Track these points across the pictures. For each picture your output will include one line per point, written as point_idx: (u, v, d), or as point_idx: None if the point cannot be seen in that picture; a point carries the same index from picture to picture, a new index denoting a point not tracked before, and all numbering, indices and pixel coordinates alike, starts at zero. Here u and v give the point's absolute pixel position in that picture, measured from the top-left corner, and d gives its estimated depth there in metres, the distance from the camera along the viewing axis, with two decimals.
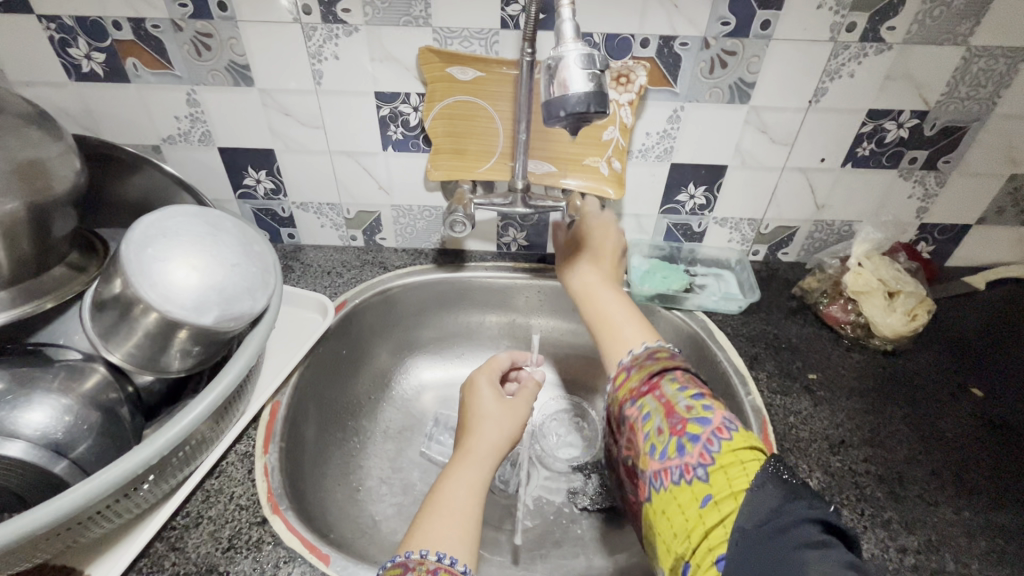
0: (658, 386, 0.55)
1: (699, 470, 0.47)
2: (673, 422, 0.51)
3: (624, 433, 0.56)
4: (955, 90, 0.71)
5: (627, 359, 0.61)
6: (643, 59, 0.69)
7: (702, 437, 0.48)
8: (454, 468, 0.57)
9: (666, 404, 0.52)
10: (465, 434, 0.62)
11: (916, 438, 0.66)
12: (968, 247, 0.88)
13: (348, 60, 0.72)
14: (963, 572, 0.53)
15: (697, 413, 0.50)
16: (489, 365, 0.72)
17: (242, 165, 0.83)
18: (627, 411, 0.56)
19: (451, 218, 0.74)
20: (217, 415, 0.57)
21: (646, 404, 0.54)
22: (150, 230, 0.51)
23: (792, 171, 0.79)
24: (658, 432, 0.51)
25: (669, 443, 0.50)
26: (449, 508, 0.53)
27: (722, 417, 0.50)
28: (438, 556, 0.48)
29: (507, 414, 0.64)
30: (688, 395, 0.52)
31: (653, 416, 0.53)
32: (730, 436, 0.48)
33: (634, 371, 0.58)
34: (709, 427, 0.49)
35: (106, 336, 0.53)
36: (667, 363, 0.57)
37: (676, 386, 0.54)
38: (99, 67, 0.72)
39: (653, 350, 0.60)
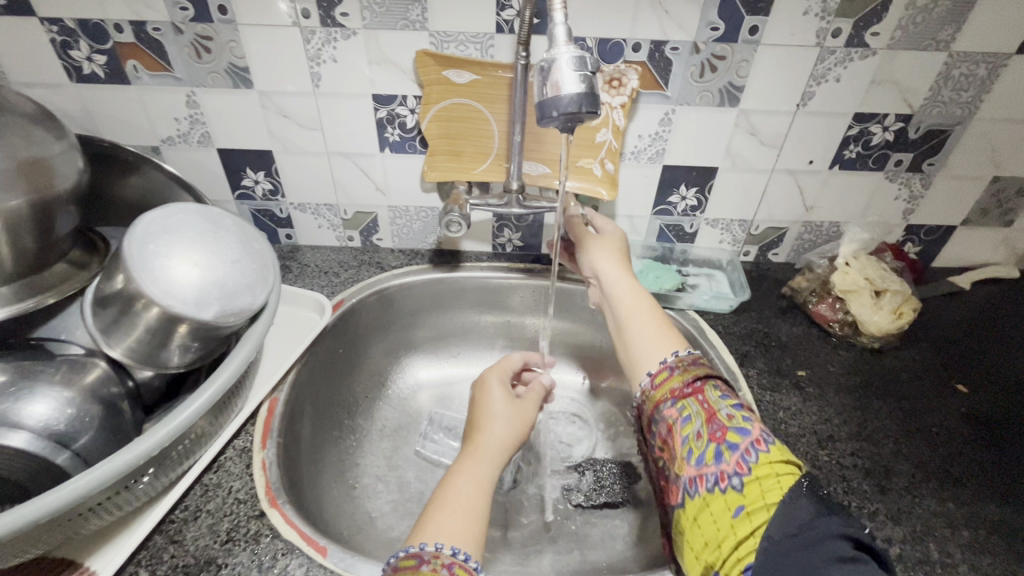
0: (701, 391, 0.56)
1: (735, 480, 0.48)
2: (713, 429, 0.52)
3: (656, 435, 0.56)
4: (937, 94, 0.73)
5: (671, 360, 0.59)
6: (635, 63, 0.71)
7: (741, 448, 0.50)
8: (464, 464, 0.58)
9: (708, 410, 0.53)
10: (474, 431, 0.63)
11: (901, 432, 0.67)
12: (953, 248, 0.89)
13: (347, 63, 0.73)
14: (946, 562, 0.54)
15: (738, 423, 0.52)
16: (501, 365, 0.72)
17: (241, 166, 0.84)
18: (663, 411, 0.56)
19: (448, 218, 0.75)
20: (216, 410, 0.57)
21: (685, 407, 0.55)
22: (152, 226, 0.51)
23: (781, 173, 0.81)
24: (696, 437, 0.52)
25: (707, 449, 0.51)
26: (456, 500, 0.53)
27: (761, 431, 0.51)
28: (453, 550, 0.48)
29: (517, 414, 0.65)
30: (729, 405, 0.54)
31: (692, 420, 0.54)
32: (768, 449, 0.49)
33: (675, 372, 0.58)
34: (748, 439, 0.50)
35: (106, 331, 0.54)
36: (707, 370, 0.58)
37: (720, 394, 0.55)
38: (99, 69, 0.73)
39: (693, 355, 0.59)
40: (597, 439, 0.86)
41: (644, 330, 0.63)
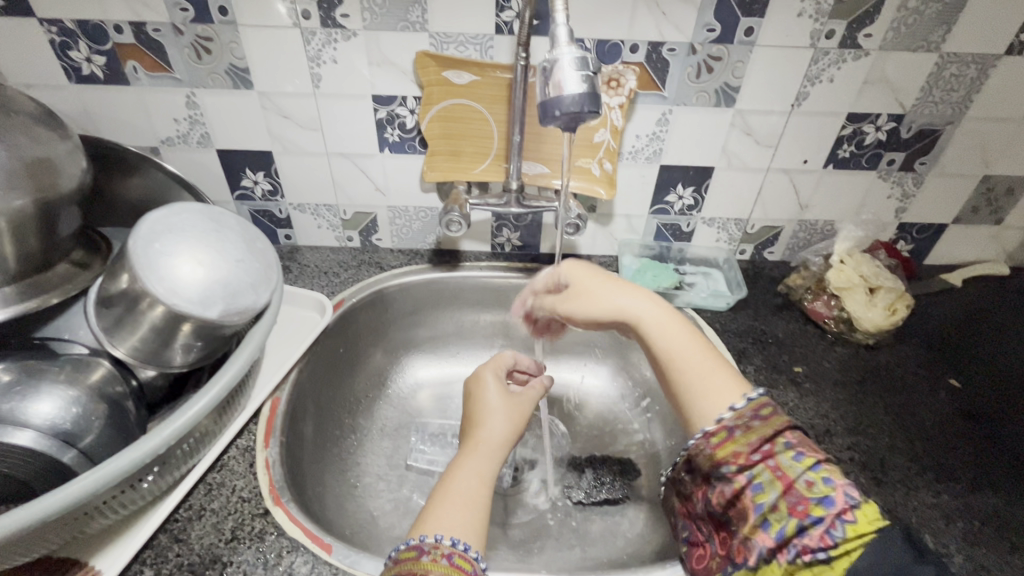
0: (771, 452, 0.50)
1: (820, 553, 0.45)
2: (793, 501, 0.47)
3: (722, 494, 0.52)
4: (929, 94, 0.74)
5: (729, 418, 0.53)
6: (632, 64, 0.72)
7: (826, 521, 0.45)
8: (463, 459, 0.59)
9: (783, 477, 0.48)
10: (473, 427, 0.63)
11: (896, 427, 0.68)
12: (945, 246, 0.91)
13: (347, 64, 0.74)
14: (942, 553, 0.55)
15: (820, 491, 0.47)
16: (495, 362, 0.72)
17: (240, 167, 0.84)
18: (728, 473, 0.51)
19: (448, 218, 0.76)
20: (218, 409, 0.58)
21: (757, 473, 0.50)
22: (156, 225, 0.52)
23: (776, 172, 0.82)
24: (773, 508, 0.48)
25: (787, 522, 0.47)
26: (461, 495, 0.54)
27: (845, 492, 0.46)
28: (452, 540, 0.49)
29: (514, 407, 0.66)
30: (807, 467, 0.48)
31: (766, 489, 0.49)
32: (856, 516, 0.45)
33: (737, 433, 0.52)
34: (833, 509, 0.45)
35: (110, 330, 0.54)
36: (773, 421, 0.52)
37: (792, 455, 0.49)
38: (99, 69, 0.73)
39: (755, 405, 0.53)
40: (597, 436, 0.87)
41: (698, 369, 0.56)
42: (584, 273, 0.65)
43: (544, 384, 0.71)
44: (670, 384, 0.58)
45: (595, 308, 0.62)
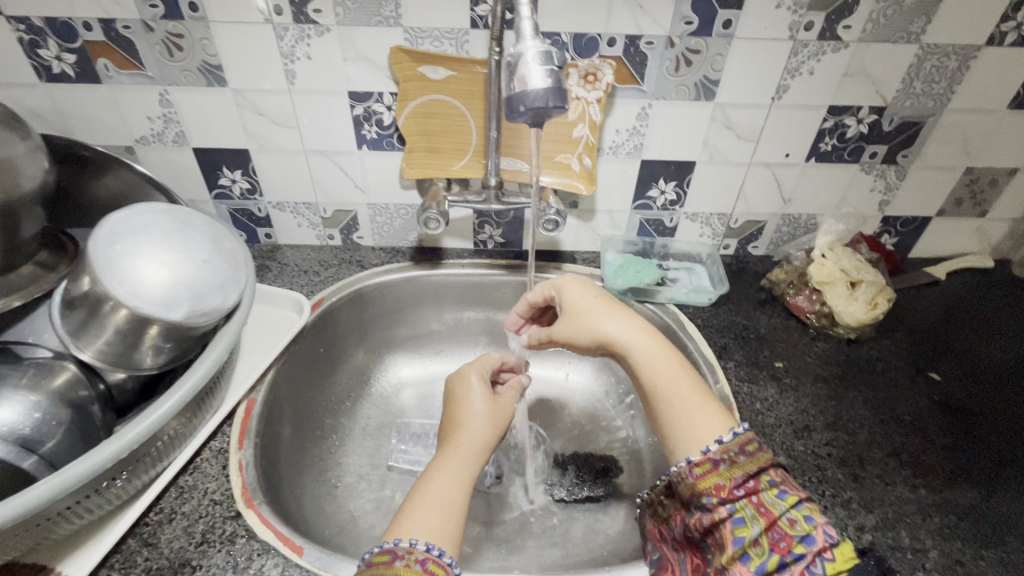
0: (756, 489, 0.49)
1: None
2: (775, 537, 0.46)
3: (700, 527, 0.51)
4: (910, 87, 0.74)
5: (715, 451, 0.52)
6: (609, 57, 0.71)
7: (807, 557, 0.45)
8: (445, 461, 0.58)
9: (766, 513, 0.48)
10: (454, 429, 0.62)
11: (876, 421, 0.68)
12: (929, 239, 0.91)
13: (322, 60, 0.73)
14: (917, 548, 0.55)
15: (802, 529, 0.46)
16: (481, 362, 0.72)
17: (217, 166, 0.83)
18: (709, 506, 0.50)
19: (425, 216, 0.75)
20: (188, 411, 0.57)
21: (739, 508, 0.49)
22: (118, 226, 0.51)
23: (758, 166, 0.81)
24: (754, 543, 0.47)
25: (768, 557, 0.46)
26: (440, 500, 0.53)
27: (826, 532, 0.46)
28: (427, 546, 0.48)
29: (497, 411, 0.66)
30: (790, 505, 0.48)
31: (748, 523, 0.48)
32: (834, 555, 0.45)
33: (722, 467, 0.51)
34: (813, 547, 0.45)
35: (75, 334, 0.53)
36: (758, 458, 0.51)
37: (776, 492, 0.49)
38: (70, 68, 0.72)
39: (739, 439, 0.52)
40: (581, 433, 0.86)
41: (682, 402, 0.56)
42: (579, 295, 0.65)
43: (517, 391, 0.71)
44: (654, 413, 0.58)
45: (583, 334, 0.63)
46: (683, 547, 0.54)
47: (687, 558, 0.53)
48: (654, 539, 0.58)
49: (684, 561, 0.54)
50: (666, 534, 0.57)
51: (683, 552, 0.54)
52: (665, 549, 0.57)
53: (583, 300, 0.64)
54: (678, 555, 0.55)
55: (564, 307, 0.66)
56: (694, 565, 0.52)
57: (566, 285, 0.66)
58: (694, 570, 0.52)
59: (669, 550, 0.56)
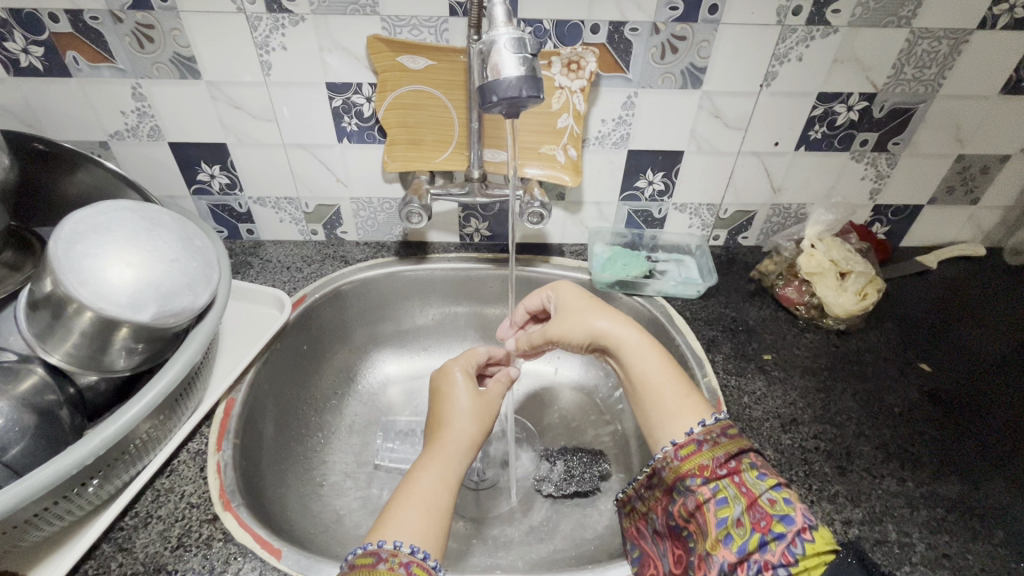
0: (737, 470, 0.49)
1: (780, 570, 0.43)
2: (756, 516, 0.46)
3: (684, 510, 0.50)
4: (901, 72, 0.72)
5: (699, 432, 0.51)
6: (593, 45, 0.69)
7: (787, 537, 0.44)
8: (427, 461, 0.56)
9: (747, 493, 0.47)
10: (439, 427, 0.61)
11: (864, 414, 0.67)
12: (920, 227, 0.90)
13: (297, 50, 0.70)
14: (904, 542, 0.55)
15: (781, 509, 0.46)
16: (467, 356, 0.70)
17: (195, 160, 0.81)
18: (692, 487, 0.50)
19: (407, 210, 0.74)
20: (161, 413, 0.57)
21: (721, 488, 0.48)
22: (79, 226, 0.52)
23: (747, 155, 0.80)
24: (736, 523, 0.46)
25: (750, 537, 0.45)
26: (425, 499, 0.52)
27: (805, 514, 0.46)
28: (412, 548, 0.47)
29: (484, 404, 0.64)
30: (770, 485, 0.47)
31: (730, 503, 0.47)
32: (814, 536, 0.44)
33: (704, 447, 0.50)
34: (793, 527, 0.44)
35: (43, 337, 0.53)
36: (739, 440, 0.51)
37: (757, 473, 0.49)
38: (37, 61, 0.70)
39: (722, 423, 0.52)
40: (570, 427, 0.85)
41: (671, 396, 0.55)
42: (573, 294, 0.65)
43: (508, 376, 0.69)
44: (642, 407, 0.57)
45: (575, 329, 0.62)
46: (664, 539, 0.54)
47: (668, 549, 0.53)
48: (633, 537, 0.58)
49: (665, 553, 0.53)
50: (646, 530, 0.57)
51: (664, 544, 0.53)
52: (645, 545, 0.56)
53: (581, 298, 0.64)
54: (659, 548, 0.54)
55: (557, 307, 0.66)
56: (675, 557, 0.52)
57: (564, 286, 0.66)
58: (676, 561, 0.51)
59: (650, 544, 0.56)
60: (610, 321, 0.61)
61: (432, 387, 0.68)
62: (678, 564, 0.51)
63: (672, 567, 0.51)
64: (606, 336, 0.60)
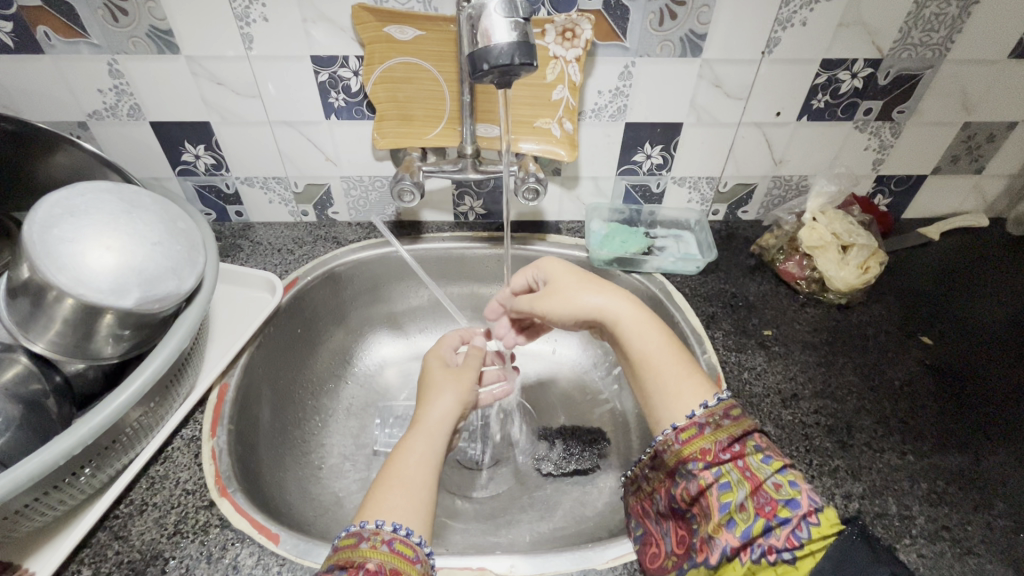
0: (741, 455, 0.48)
1: (785, 554, 0.43)
2: (761, 501, 0.46)
3: (684, 494, 0.50)
4: (907, 37, 0.69)
5: (700, 415, 0.50)
6: (588, 12, 0.66)
7: (792, 522, 0.44)
8: (408, 441, 0.55)
9: (751, 478, 0.47)
10: (421, 408, 0.60)
11: (865, 388, 0.67)
12: (923, 198, 0.88)
13: (279, 22, 0.67)
14: (904, 515, 0.55)
15: (787, 494, 0.45)
16: (440, 345, 0.70)
17: (178, 140, 0.78)
18: (694, 472, 0.49)
19: (399, 187, 0.71)
20: (149, 401, 0.56)
21: (724, 472, 0.48)
22: (55, 209, 0.50)
23: (748, 126, 0.78)
24: (740, 508, 0.46)
25: (753, 522, 0.45)
26: (403, 478, 0.51)
27: (811, 496, 0.45)
28: (394, 525, 0.46)
29: (460, 381, 0.63)
30: (774, 469, 0.47)
31: (734, 488, 0.47)
32: (819, 519, 0.44)
33: (706, 430, 0.49)
34: (799, 511, 0.44)
35: (25, 325, 0.51)
36: (742, 422, 0.50)
37: (762, 457, 0.48)
38: (7, 37, 0.67)
39: (725, 404, 0.51)
40: (569, 407, 0.85)
41: (672, 374, 0.54)
42: (561, 271, 0.63)
43: (482, 350, 0.70)
44: (642, 387, 0.56)
45: (567, 309, 0.60)
46: (667, 519, 0.53)
47: (671, 530, 0.52)
48: (637, 516, 0.57)
49: (668, 533, 0.53)
50: (650, 509, 0.56)
51: (668, 524, 0.53)
52: (649, 525, 0.56)
53: (571, 277, 0.62)
54: (662, 528, 0.54)
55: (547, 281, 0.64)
56: (680, 537, 0.51)
57: (550, 264, 0.64)
58: (677, 542, 0.51)
59: (653, 524, 0.55)
60: (610, 296, 0.59)
61: (423, 367, 0.67)
62: (681, 544, 0.51)
63: (675, 547, 0.51)
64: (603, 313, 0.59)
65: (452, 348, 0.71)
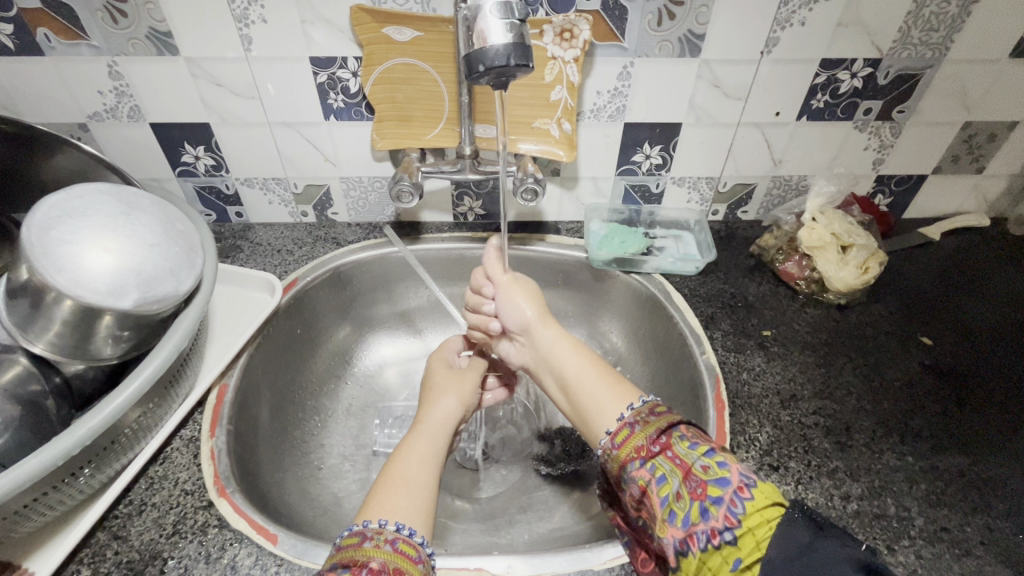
0: (670, 445, 0.48)
1: (726, 534, 0.43)
2: (692, 486, 0.45)
3: (632, 496, 0.50)
4: (907, 36, 0.69)
5: (628, 416, 0.51)
6: (586, 12, 0.66)
7: (725, 499, 0.44)
8: (409, 440, 0.55)
9: (681, 465, 0.47)
10: (422, 409, 0.60)
11: (863, 389, 0.67)
12: (924, 198, 0.87)
13: (278, 24, 0.67)
14: (903, 516, 0.55)
15: (715, 473, 0.45)
16: (442, 349, 0.71)
17: (178, 141, 0.78)
18: (632, 472, 0.49)
19: (398, 188, 0.71)
20: (148, 401, 0.56)
21: (658, 465, 0.48)
22: (54, 211, 0.50)
23: (747, 126, 0.77)
24: (676, 497, 0.46)
25: (690, 508, 0.45)
26: (403, 477, 0.51)
27: (740, 472, 0.45)
28: (397, 526, 0.46)
29: (462, 384, 0.64)
30: (701, 452, 0.47)
31: (668, 479, 0.47)
32: (751, 493, 0.44)
33: (636, 428, 0.50)
34: (728, 488, 0.44)
35: (25, 326, 0.52)
36: (668, 416, 0.51)
37: (688, 444, 0.48)
38: (8, 39, 0.67)
39: (650, 404, 0.52)
40: None
41: (596, 387, 0.54)
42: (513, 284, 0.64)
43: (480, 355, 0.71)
44: (575, 405, 0.56)
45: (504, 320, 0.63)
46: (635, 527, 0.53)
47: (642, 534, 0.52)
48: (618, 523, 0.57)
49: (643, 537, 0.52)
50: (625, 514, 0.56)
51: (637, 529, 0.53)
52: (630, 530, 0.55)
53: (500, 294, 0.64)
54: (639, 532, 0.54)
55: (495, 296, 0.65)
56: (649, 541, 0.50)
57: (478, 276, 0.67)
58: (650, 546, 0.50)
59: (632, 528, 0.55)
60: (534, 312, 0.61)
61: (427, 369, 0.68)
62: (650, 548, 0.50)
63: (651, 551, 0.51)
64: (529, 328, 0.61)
65: (455, 352, 0.72)
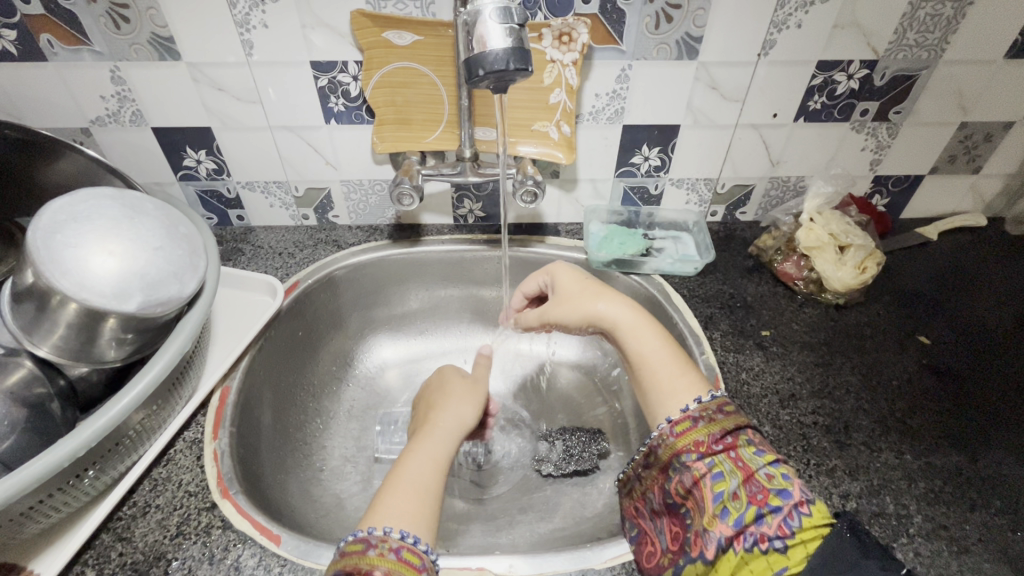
0: (733, 447, 0.49)
1: (776, 542, 0.43)
2: (753, 490, 0.46)
3: (680, 488, 0.51)
4: (903, 38, 0.70)
5: (694, 409, 0.52)
6: (585, 16, 0.67)
7: (784, 510, 0.44)
8: (415, 446, 0.56)
9: (744, 467, 0.47)
10: (430, 413, 0.62)
11: (863, 388, 0.67)
12: (920, 198, 0.88)
13: (279, 28, 0.68)
14: (901, 514, 0.55)
15: (779, 484, 0.46)
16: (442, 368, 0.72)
17: (180, 145, 0.79)
18: (688, 464, 0.50)
19: (399, 191, 0.72)
20: (152, 403, 0.56)
21: (717, 463, 0.49)
22: (59, 216, 0.51)
23: (744, 128, 0.78)
24: (732, 496, 0.46)
25: (746, 510, 0.45)
26: (414, 482, 0.52)
27: (803, 489, 0.46)
28: (402, 533, 0.47)
29: (471, 392, 0.66)
30: (767, 461, 0.48)
31: (726, 477, 0.47)
32: (811, 510, 0.44)
33: (700, 424, 0.51)
34: (790, 501, 0.45)
35: (29, 329, 0.52)
36: (735, 417, 0.51)
37: (754, 449, 0.49)
38: (11, 45, 0.68)
39: (718, 401, 0.52)
40: (570, 408, 0.85)
41: (668, 373, 0.56)
42: (568, 278, 0.66)
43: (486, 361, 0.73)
44: (638, 384, 0.58)
45: (573, 314, 0.63)
46: (661, 517, 0.54)
47: (666, 527, 0.53)
48: (631, 517, 0.57)
49: (663, 531, 0.53)
50: (644, 509, 0.57)
51: (662, 523, 0.54)
52: (643, 524, 0.56)
53: (571, 287, 0.65)
54: (657, 526, 0.54)
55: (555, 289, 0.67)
56: (673, 535, 0.52)
57: (559, 268, 0.66)
58: (672, 539, 0.52)
59: (647, 524, 0.56)
60: (613, 301, 0.62)
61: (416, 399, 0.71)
62: (676, 541, 0.51)
63: (671, 545, 0.51)
64: (602, 318, 0.61)
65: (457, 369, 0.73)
